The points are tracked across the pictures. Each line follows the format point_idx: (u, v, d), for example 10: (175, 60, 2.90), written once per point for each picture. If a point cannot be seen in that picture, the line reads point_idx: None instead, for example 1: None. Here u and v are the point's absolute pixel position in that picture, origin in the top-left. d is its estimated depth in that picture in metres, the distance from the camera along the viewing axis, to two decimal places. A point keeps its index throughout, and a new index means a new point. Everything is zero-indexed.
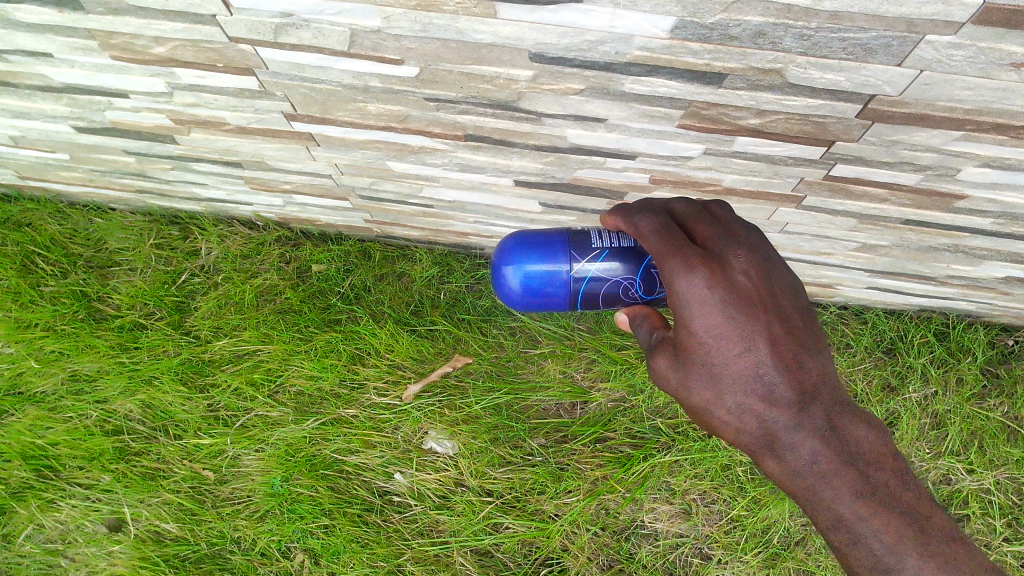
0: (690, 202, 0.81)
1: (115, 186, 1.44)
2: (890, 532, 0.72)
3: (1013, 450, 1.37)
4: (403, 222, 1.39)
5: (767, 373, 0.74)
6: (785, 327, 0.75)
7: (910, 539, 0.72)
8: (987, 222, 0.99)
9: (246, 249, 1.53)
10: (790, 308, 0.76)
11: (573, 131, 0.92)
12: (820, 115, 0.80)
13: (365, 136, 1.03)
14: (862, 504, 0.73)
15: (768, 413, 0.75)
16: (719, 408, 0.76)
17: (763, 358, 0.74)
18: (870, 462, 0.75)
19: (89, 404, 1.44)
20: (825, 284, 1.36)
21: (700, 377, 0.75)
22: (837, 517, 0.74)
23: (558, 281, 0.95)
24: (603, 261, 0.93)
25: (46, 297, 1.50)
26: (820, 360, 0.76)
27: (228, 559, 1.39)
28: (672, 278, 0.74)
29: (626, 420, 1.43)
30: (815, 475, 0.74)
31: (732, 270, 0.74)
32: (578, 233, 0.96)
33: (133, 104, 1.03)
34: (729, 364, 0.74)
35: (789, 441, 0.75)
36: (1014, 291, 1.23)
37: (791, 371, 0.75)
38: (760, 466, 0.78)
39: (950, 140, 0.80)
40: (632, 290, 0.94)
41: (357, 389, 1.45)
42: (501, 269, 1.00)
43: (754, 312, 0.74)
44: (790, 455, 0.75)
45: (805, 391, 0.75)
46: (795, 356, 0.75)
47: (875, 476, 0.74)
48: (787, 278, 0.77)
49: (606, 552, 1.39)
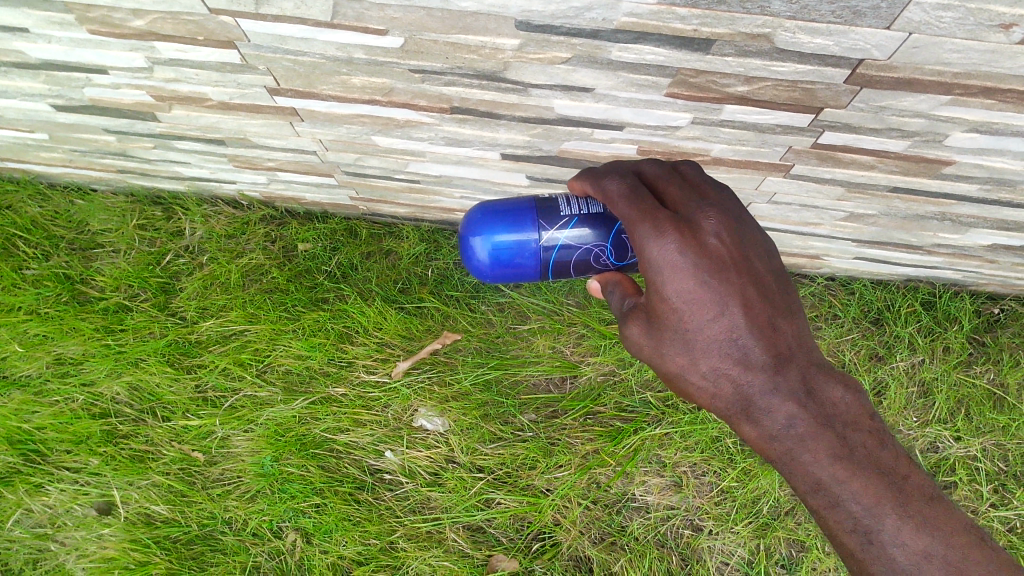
0: (661, 165, 0.81)
1: (95, 167, 1.42)
2: (867, 494, 0.72)
3: (999, 417, 1.38)
4: (390, 198, 1.38)
5: (742, 337, 0.75)
6: (759, 290, 0.76)
7: (888, 501, 0.72)
8: (974, 188, 0.99)
9: (230, 229, 1.52)
10: (762, 269, 0.77)
11: (559, 102, 0.91)
12: (809, 81, 0.79)
13: (350, 111, 1.01)
14: (839, 466, 0.74)
15: (744, 377, 0.76)
16: (696, 374, 0.78)
17: (737, 323, 0.75)
18: (848, 424, 0.75)
19: (75, 387, 1.43)
20: (812, 255, 1.36)
21: (674, 343, 0.77)
22: (815, 480, 0.74)
23: (527, 251, 0.95)
24: (572, 230, 0.93)
25: (29, 280, 1.48)
26: (793, 322, 0.77)
27: (220, 540, 1.39)
28: (644, 245, 0.75)
29: (616, 394, 1.44)
30: (792, 439, 0.75)
31: (704, 234, 0.74)
32: (545, 200, 0.96)
33: (112, 80, 1.01)
34: (704, 330, 0.75)
35: (765, 405, 0.76)
36: (1000, 258, 1.24)
37: (765, 334, 0.76)
38: (738, 431, 0.79)
39: (938, 105, 0.80)
40: (603, 257, 0.94)
41: (346, 368, 1.45)
42: (467, 240, 0.99)
43: (727, 276, 0.74)
44: (767, 419, 0.76)
45: (780, 354, 0.76)
46: (769, 319, 0.76)
47: (853, 437, 0.75)
48: (760, 239, 0.78)
49: (598, 526, 1.40)
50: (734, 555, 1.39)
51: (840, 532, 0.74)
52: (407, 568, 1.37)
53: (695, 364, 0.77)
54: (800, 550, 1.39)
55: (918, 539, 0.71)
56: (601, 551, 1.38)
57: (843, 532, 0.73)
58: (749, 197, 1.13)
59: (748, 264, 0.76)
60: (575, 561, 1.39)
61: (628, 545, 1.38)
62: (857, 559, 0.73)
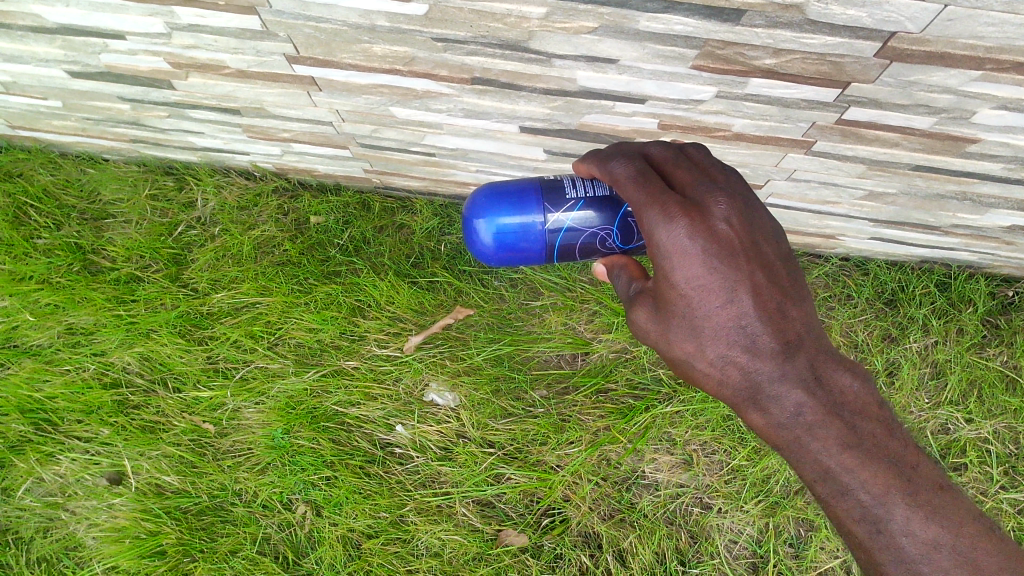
0: (668, 146, 0.81)
1: (108, 136, 1.41)
2: (877, 483, 0.73)
3: (1011, 400, 1.38)
4: (404, 171, 1.37)
5: (751, 324, 0.75)
6: (768, 276, 0.75)
7: (897, 490, 0.72)
8: (998, 167, 0.98)
9: (242, 201, 1.51)
10: (771, 255, 0.76)
11: (583, 73, 0.90)
12: (838, 54, 0.78)
13: (369, 80, 1.01)
14: (848, 455, 0.74)
15: (753, 364, 0.75)
16: (703, 361, 0.77)
17: (746, 309, 0.74)
18: (857, 412, 0.75)
19: (86, 357, 1.43)
20: (828, 234, 1.35)
21: (682, 329, 0.76)
22: (824, 468, 0.75)
23: (532, 234, 0.95)
24: (578, 212, 0.93)
25: (40, 249, 1.48)
26: (802, 309, 0.77)
27: (230, 511, 1.40)
28: (653, 230, 0.74)
29: (627, 371, 1.43)
30: (801, 427, 0.75)
31: (714, 219, 0.74)
32: (551, 183, 0.95)
33: (129, 46, 1.00)
34: (712, 316, 0.75)
35: (774, 392, 0.76)
36: (1018, 240, 1.23)
37: (774, 321, 0.75)
38: (745, 418, 0.79)
39: (968, 80, 0.79)
40: (609, 240, 0.94)
41: (357, 341, 1.45)
42: (473, 223, 0.99)
43: (736, 262, 0.74)
44: (774, 406, 0.76)
45: (789, 342, 0.76)
46: (778, 305, 0.76)
47: (862, 425, 0.75)
48: (769, 224, 0.77)
49: (608, 502, 1.40)
50: (742, 533, 1.40)
51: (849, 519, 0.74)
52: (417, 541, 1.38)
53: (702, 351, 0.77)
54: (809, 529, 1.40)
55: (927, 529, 0.71)
56: (610, 527, 1.38)
57: (852, 520, 0.74)
58: (768, 175, 1.13)
59: (757, 250, 0.75)
60: (585, 537, 1.39)
61: (638, 522, 1.39)
62: (865, 547, 0.73)
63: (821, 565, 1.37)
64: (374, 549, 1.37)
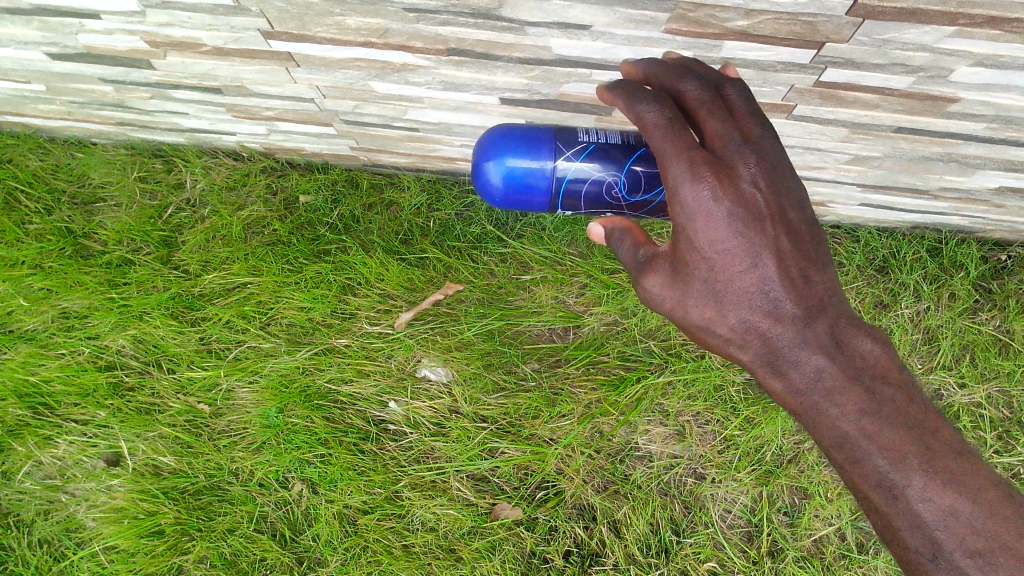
0: (705, 88, 0.75)
1: (94, 119, 1.41)
2: (894, 448, 0.71)
3: (1005, 363, 1.37)
4: (390, 148, 1.37)
5: (772, 288, 0.74)
6: (792, 240, 0.74)
7: (914, 456, 0.70)
8: (980, 127, 0.97)
9: (230, 180, 1.50)
10: (797, 219, 0.75)
11: (556, 41, 0.89)
12: (810, 13, 0.78)
13: (345, 55, 1.00)
14: (866, 421, 0.72)
15: (773, 329, 0.75)
16: (722, 325, 0.76)
17: (769, 275, 0.74)
18: (877, 377, 0.74)
19: (80, 341, 1.44)
20: (817, 201, 1.34)
21: (700, 291, 0.76)
22: (841, 434, 0.73)
23: (541, 178, 0.94)
24: (589, 157, 0.93)
25: (32, 235, 1.48)
26: (825, 273, 0.75)
27: (227, 490, 1.42)
28: (677, 187, 0.72)
29: (619, 343, 1.43)
30: (819, 392, 0.74)
31: (741, 182, 0.72)
32: (562, 127, 0.95)
33: (105, 25, 1.00)
34: (734, 280, 0.74)
35: (793, 357, 0.75)
36: (1008, 202, 1.22)
37: (795, 286, 0.74)
38: (763, 384, 0.78)
39: (942, 37, 0.79)
40: (616, 190, 0.95)
41: (348, 319, 1.45)
42: (479, 164, 0.97)
43: (760, 226, 0.73)
44: (794, 370, 0.75)
45: (811, 307, 0.74)
46: (799, 270, 0.75)
47: (882, 391, 0.73)
48: (797, 188, 0.76)
49: (601, 474, 1.41)
50: (737, 503, 1.40)
51: (866, 486, 0.72)
52: (412, 516, 1.39)
53: (721, 315, 0.76)
54: (803, 497, 1.40)
55: (944, 496, 0.68)
56: (604, 499, 1.39)
57: (868, 486, 0.72)
58: None
59: (783, 214, 0.74)
60: (579, 509, 1.40)
61: (632, 493, 1.40)
62: (882, 514, 0.71)
63: (815, 533, 1.39)
64: (370, 524, 1.39)
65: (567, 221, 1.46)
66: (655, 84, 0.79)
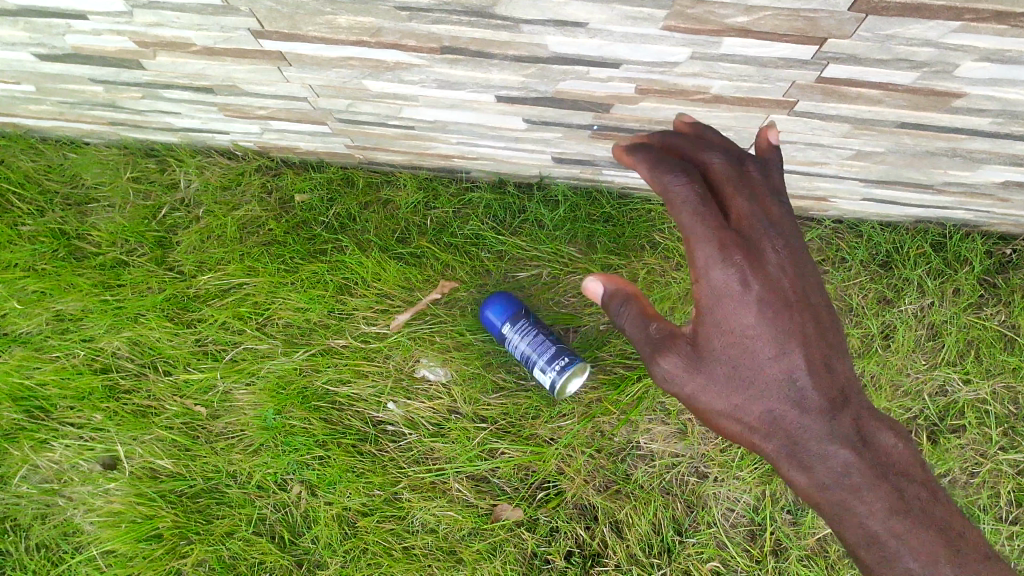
0: (730, 163, 0.79)
1: (85, 118, 1.39)
2: (924, 551, 0.72)
3: (1010, 359, 1.36)
4: (385, 146, 1.35)
5: (800, 380, 0.77)
6: (817, 333, 0.78)
7: (945, 561, 0.71)
8: (986, 122, 0.95)
9: (225, 180, 1.48)
10: (818, 311, 0.79)
11: (553, 38, 0.87)
12: (811, 9, 0.76)
13: (337, 54, 0.98)
14: (896, 521, 0.73)
15: (799, 421, 0.76)
16: (746, 417, 0.78)
17: (797, 364, 0.77)
18: (902, 472, 0.75)
19: (75, 343, 1.43)
20: (820, 196, 1.32)
21: (726, 381, 0.77)
22: (872, 534, 0.73)
23: None
24: None
25: (24, 236, 1.47)
26: (842, 369, 0.79)
27: (225, 493, 1.41)
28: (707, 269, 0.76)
29: (620, 340, 1.40)
30: (847, 487, 0.74)
31: (769, 265, 0.77)
32: None
33: (92, 26, 0.99)
34: (763, 369, 0.77)
35: (820, 451, 0.75)
36: (1013, 196, 1.20)
37: (821, 377, 0.77)
38: (783, 479, 0.78)
39: (948, 32, 0.77)
40: None
41: (345, 319, 1.43)
42: None
43: (787, 312, 0.77)
44: (818, 465, 0.76)
45: (836, 399, 0.77)
46: (823, 362, 0.78)
47: (907, 488, 0.75)
48: (817, 284, 0.80)
49: (602, 474, 1.39)
50: (739, 501, 1.39)
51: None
52: (412, 518, 1.39)
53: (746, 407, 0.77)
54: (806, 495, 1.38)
55: None
56: (605, 499, 1.38)
57: None
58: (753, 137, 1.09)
59: (806, 301, 0.78)
60: (580, 509, 1.39)
61: (634, 492, 1.38)
62: None
63: (819, 531, 1.37)
64: (370, 527, 1.38)
65: (566, 219, 1.44)
66: (676, 154, 0.82)
